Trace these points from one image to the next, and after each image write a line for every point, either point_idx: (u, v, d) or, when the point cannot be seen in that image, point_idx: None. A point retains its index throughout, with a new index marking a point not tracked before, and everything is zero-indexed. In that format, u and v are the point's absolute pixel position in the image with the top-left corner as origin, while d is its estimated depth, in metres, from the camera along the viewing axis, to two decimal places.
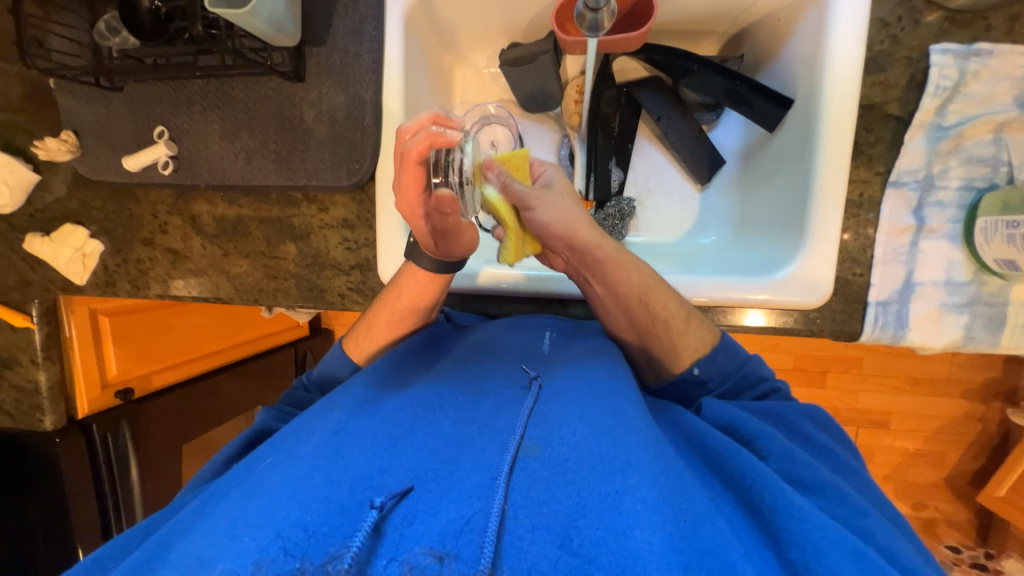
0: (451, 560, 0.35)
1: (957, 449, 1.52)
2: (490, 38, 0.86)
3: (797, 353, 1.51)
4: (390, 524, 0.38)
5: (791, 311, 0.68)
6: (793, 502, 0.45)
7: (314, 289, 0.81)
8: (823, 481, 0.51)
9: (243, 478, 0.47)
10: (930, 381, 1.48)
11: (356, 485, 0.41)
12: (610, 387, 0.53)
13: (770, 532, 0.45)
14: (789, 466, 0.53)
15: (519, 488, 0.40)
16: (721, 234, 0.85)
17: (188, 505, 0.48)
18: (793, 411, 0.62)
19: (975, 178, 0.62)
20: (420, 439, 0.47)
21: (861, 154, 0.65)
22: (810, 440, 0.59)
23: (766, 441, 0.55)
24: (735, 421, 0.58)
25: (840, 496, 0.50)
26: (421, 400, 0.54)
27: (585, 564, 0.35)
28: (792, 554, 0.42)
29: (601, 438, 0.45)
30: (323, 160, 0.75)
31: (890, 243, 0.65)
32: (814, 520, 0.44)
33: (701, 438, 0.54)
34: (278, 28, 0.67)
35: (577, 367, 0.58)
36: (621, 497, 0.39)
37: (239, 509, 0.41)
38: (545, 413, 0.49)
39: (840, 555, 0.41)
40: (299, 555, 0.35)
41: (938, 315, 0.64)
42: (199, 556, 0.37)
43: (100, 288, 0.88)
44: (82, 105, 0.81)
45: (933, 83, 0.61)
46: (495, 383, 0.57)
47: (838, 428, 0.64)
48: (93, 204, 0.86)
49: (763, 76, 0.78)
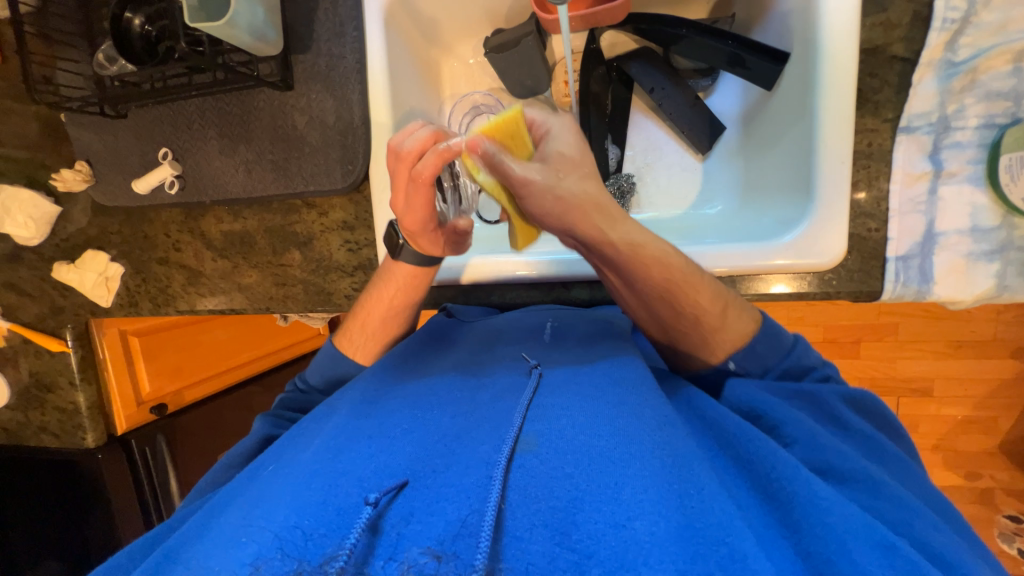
0: (450, 559, 0.34)
1: (1010, 412, 1.43)
2: (474, 28, 0.86)
3: (826, 324, 1.45)
4: (387, 522, 0.38)
5: (804, 274, 0.65)
6: (818, 493, 0.43)
7: (321, 293, 0.82)
8: (852, 470, 0.48)
9: (246, 485, 0.47)
10: (974, 343, 1.40)
11: (352, 486, 0.40)
12: (613, 379, 0.52)
13: (789, 522, 0.42)
14: (815, 455, 0.50)
15: (517, 487, 0.39)
16: (727, 203, 0.82)
17: (195, 514, 0.48)
18: (827, 391, 0.57)
19: (996, 114, 0.58)
20: (418, 437, 0.47)
21: (867, 102, 0.61)
22: (845, 424, 0.55)
23: (792, 428, 0.52)
24: (760, 405, 0.54)
25: (875, 489, 0.47)
26: (418, 398, 0.53)
27: (584, 559, 0.34)
28: (812, 546, 0.40)
29: (600, 430, 0.44)
30: (318, 165, 0.77)
31: (906, 192, 0.61)
32: (835, 508, 0.42)
33: (714, 420, 0.52)
34: (260, 36, 0.69)
35: (576, 361, 0.57)
36: (622, 489, 0.39)
37: (238, 514, 0.41)
38: (543, 405, 0.48)
39: (865, 548, 0.39)
40: (298, 556, 0.35)
41: (966, 265, 0.60)
42: (197, 562, 0.37)
43: (124, 309, 0.92)
44: (91, 135, 0.84)
45: (939, 16, 0.57)
46: (493, 377, 0.56)
47: (881, 409, 0.58)
48: (111, 229, 0.90)
49: (757, 33, 0.75)
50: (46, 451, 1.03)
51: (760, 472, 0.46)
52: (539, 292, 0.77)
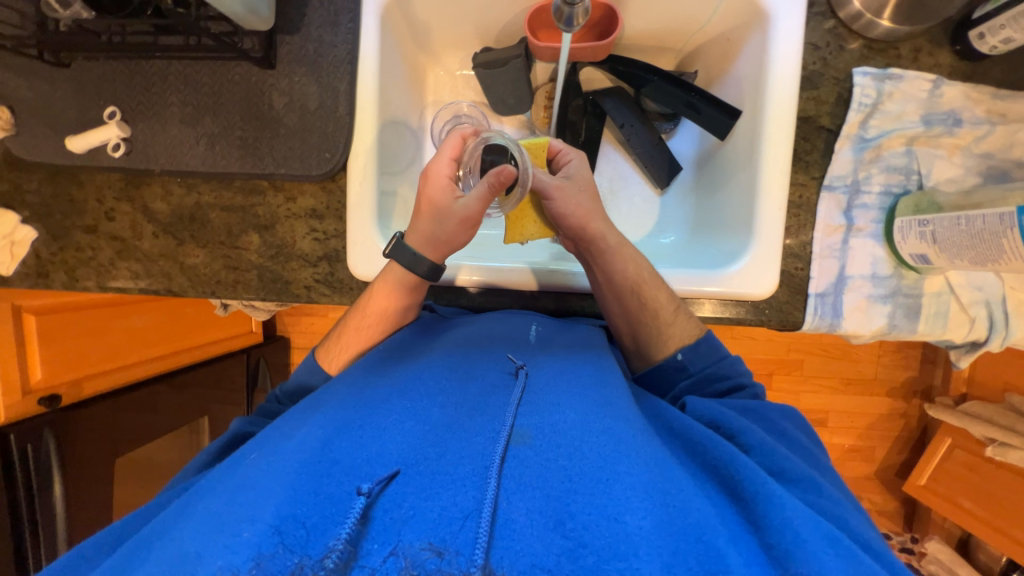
0: (451, 555, 0.33)
1: (885, 444, 1.66)
2: (463, 41, 0.89)
3: (746, 357, 1.61)
4: (378, 511, 0.37)
5: (741, 302, 0.74)
6: (777, 491, 0.45)
7: (277, 281, 0.78)
8: (802, 474, 0.52)
9: (226, 474, 0.44)
10: (861, 381, 1.62)
11: (346, 475, 0.39)
12: (597, 381, 0.55)
13: (753, 520, 0.44)
14: (770, 459, 0.53)
15: (512, 474, 0.40)
16: (679, 235, 0.91)
17: (171, 504, 0.44)
18: (770, 408, 0.64)
19: (893, 184, 0.71)
20: (410, 426, 0.46)
21: (799, 161, 0.73)
22: (785, 435, 0.60)
23: (749, 436, 0.55)
24: (719, 417, 0.58)
25: (818, 490, 0.51)
26: (408, 387, 0.52)
27: (578, 547, 0.35)
28: (773, 539, 0.41)
29: (589, 426, 0.46)
30: (292, 149, 0.74)
31: (825, 240, 0.72)
32: (794, 504, 0.44)
33: (683, 430, 0.55)
34: (252, 10, 0.66)
35: (560, 360, 0.59)
36: (612, 482, 0.40)
37: (223, 501, 0.38)
38: (533, 402, 0.49)
39: (820, 541, 0.41)
40: (299, 551, 0.33)
41: (867, 305, 0.72)
42: (182, 551, 0.34)
43: (29, 280, 0.80)
44: (21, 80, 0.75)
45: (857, 100, 0.70)
46: (481, 370, 0.57)
47: (807, 425, 0.66)
48: (27, 187, 0.79)
49: (715, 90, 0.85)
50: None
51: (727, 475, 0.48)
52: (508, 300, 0.79)
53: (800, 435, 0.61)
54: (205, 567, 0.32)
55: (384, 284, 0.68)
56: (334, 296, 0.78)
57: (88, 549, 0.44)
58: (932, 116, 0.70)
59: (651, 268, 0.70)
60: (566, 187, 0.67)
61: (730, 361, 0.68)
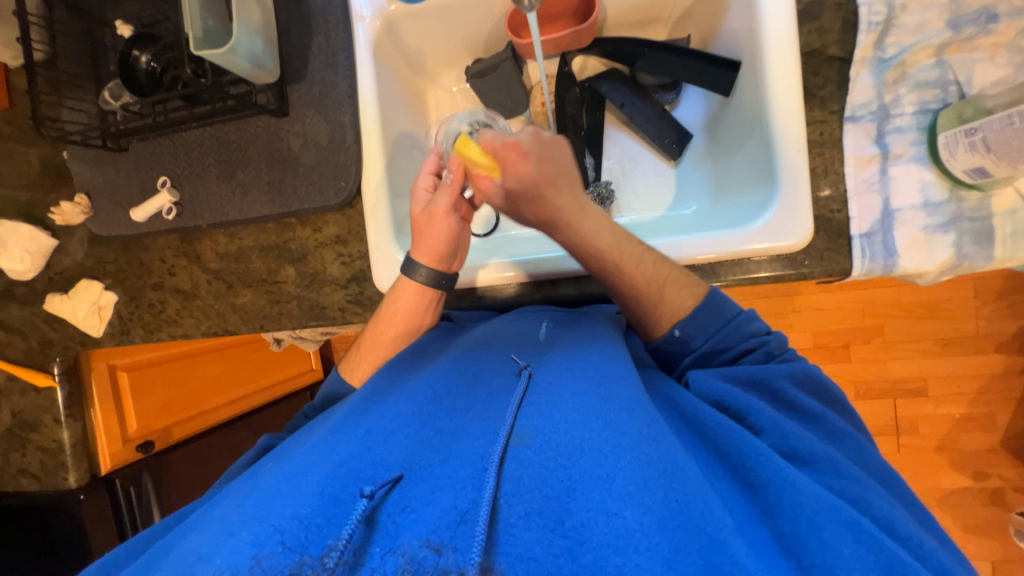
0: (449, 550, 0.35)
1: (1005, 408, 1.44)
2: (455, 58, 0.93)
3: (813, 330, 1.48)
4: (383, 514, 0.38)
5: (777, 257, 0.68)
6: (789, 476, 0.43)
7: (315, 307, 0.84)
8: (821, 453, 0.49)
9: (247, 482, 0.46)
10: (958, 339, 1.43)
11: (350, 476, 0.40)
12: (605, 371, 0.51)
13: (763, 506, 0.42)
14: (782, 440, 0.50)
15: (509, 476, 0.40)
16: (701, 203, 0.87)
17: (195, 513, 0.47)
18: (775, 372, 0.58)
19: (929, 100, 0.65)
20: (413, 432, 0.46)
21: (813, 97, 0.68)
22: (798, 406, 0.56)
23: (759, 416, 0.52)
24: (724, 396, 0.55)
25: (835, 467, 0.48)
26: (413, 392, 0.52)
27: (576, 545, 0.35)
28: (785, 527, 0.40)
29: (591, 423, 0.43)
30: (312, 184, 0.81)
31: (860, 174, 0.66)
32: (806, 490, 0.42)
33: (692, 415, 0.51)
34: (259, 65, 0.74)
35: (567, 357, 0.56)
36: (612, 480, 0.39)
37: (237, 506, 0.40)
38: (535, 401, 0.47)
39: (834, 524, 0.40)
40: (299, 549, 0.35)
41: (924, 238, 0.64)
42: (198, 552, 0.36)
43: (116, 338, 0.92)
44: (93, 169, 0.88)
45: (865, 20, 0.65)
46: (487, 375, 0.56)
47: (829, 389, 0.60)
48: (107, 259, 0.91)
49: (712, 48, 0.83)
50: (25, 495, 0.99)
51: (738, 462, 0.46)
52: (529, 294, 0.79)
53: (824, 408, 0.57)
54: (207, 567, 0.34)
55: (402, 293, 0.72)
56: (366, 314, 0.82)
57: (122, 553, 0.50)
58: (961, 18, 0.63)
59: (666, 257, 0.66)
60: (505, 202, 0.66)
61: (740, 321, 0.62)
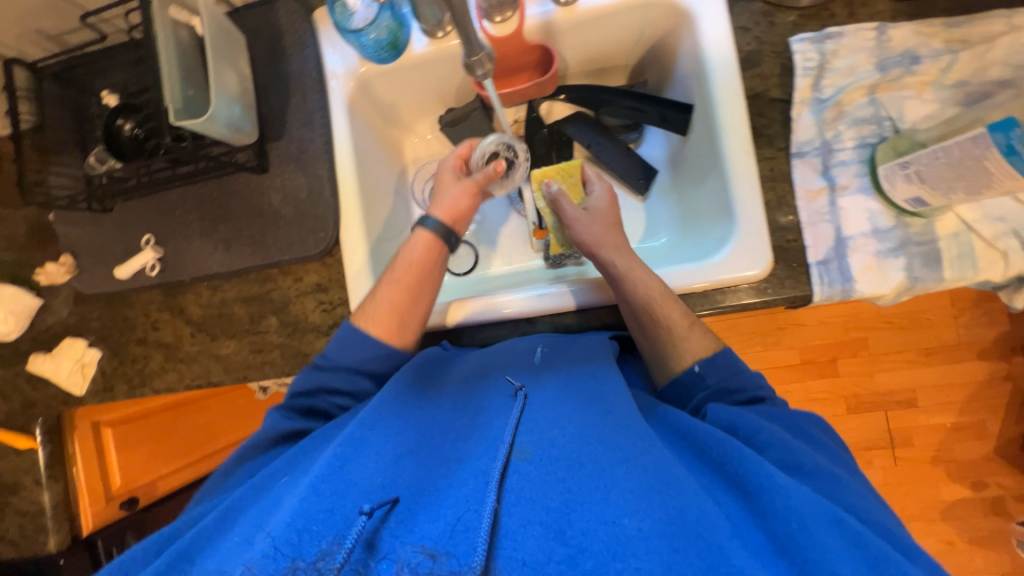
0: (444, 558, 0.35)
1: (995, 415, 1.45)
2: (429, 108, 0.98)
3: (800, 346, 1.50)
4: (384, 534, 0.39)
5: (740, 287, 0.71)
6: (781, 480, 0.44)
7: (297, 355, 0.85)
8: (819, 467, 0.50)
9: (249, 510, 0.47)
10: (941, 348, 1.45)
11: (356, 496, 0.41)
12: (599, 393, 0.54)
13: (758, 510, 0.43)
14: (783, 455, 0.51)
15: (511, 488, 0.40)
16: (670, 235, 0.90)
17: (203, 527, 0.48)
18: (796, 415, 0.60)
19: (867, 135, 0.69)
20: (415, 454, 0.47)
21: (762, 136, 0.72)
22: (806, 437, 0.58)
23: (765, 435, 0.53)
24: (737, 421, 0.55)
25: (835, 480, 0.50)
26: (414, 416, 0.53)
27: (578, 554, 0.36)
28: (777, 527, 0.41)
29: (588, 438, 0.45)
30: (292, 237, 0.83)
31: (811, 206, 0.70)
32: (800, 494, 0.43)
33: (688, 431, 0.52)
34: (238, 129, 0.78)
35: (565, 377, 0.58)
36: (609, 490, 0.40)
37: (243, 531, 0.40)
38: (534, 418, 0.49)
39: (825, 526, 0.40)
40: (290, 557, 0.36)
41: (877, 263, 0.67)
42: None
43: (99, 394, 0.92)
44: (78, 229, 0.90)
45: (801, 65, 0.70)
46: (487, 399, 0.57)
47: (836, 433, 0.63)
48: (90, 316, 0.92)
49: (668, 91, 0.88)
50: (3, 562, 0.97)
51: (731, 470, 0.47)
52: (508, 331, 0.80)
53: (824, 438, 0.59)
54: None
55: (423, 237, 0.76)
56: None
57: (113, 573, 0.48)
58: (887, 61, 0.68)
59: (630, 291, 0.69)
60: (580, 219, 0.78)
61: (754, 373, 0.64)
